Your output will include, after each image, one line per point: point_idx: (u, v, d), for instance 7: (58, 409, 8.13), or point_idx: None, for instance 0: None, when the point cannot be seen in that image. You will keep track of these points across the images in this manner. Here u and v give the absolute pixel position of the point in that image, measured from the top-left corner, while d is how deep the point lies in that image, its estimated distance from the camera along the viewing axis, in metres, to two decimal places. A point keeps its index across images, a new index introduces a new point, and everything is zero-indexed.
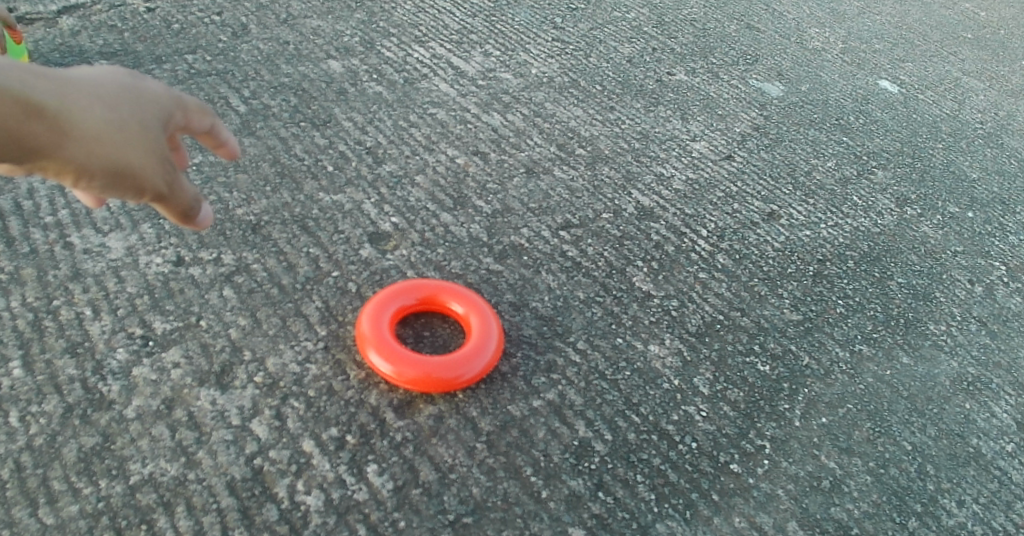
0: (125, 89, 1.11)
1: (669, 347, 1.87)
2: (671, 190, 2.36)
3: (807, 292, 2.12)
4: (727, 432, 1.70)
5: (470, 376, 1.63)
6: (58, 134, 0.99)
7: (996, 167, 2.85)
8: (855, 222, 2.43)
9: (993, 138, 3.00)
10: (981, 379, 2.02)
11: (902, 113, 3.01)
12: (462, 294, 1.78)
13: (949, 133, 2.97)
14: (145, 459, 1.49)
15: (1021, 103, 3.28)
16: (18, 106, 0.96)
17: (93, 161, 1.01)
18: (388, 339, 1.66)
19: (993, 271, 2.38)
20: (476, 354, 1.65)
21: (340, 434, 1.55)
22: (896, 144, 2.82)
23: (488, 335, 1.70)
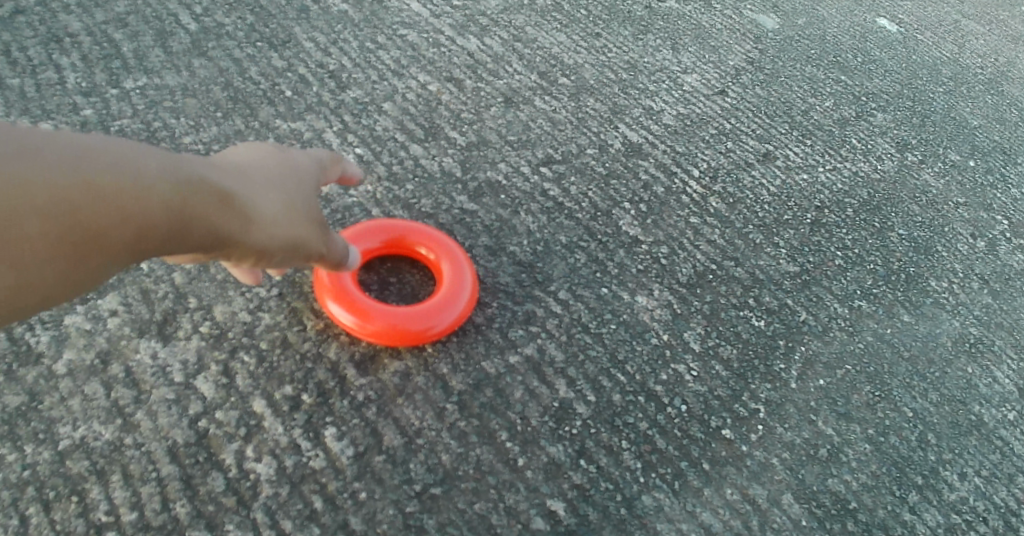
0: (279, 168, 1.17)
1: (658, 299, 1.72)
2: (660, 125, 2.16)
3: (805, 242, 1.97)
4: (719, 394, 1.57)
5: (441, 329, 1.48)
6: (247, 223, 1.03)
7: (997, 115, 2.68)
8: (854, 166, 2.26)
9: (994, 85, 2.83)
10: (983, 340, 1.91)
11: (902, 53, 2.83)
12: (433, 237, 1.61)
13: (950, 77, 2.79)
14: (77, 421, 1.33)
15: (1021, 49, 3.10)
16: (216, 199, 0.98)
17: (269, 243, 1.08)
18: (348, 287, 1.49)
19: (996, 226, 2.24)
20: (448, 304, 1.49)
21: (294, 393, 1.40)
22: (896, 86, 2.63)
23: (461, 283, 1.53)
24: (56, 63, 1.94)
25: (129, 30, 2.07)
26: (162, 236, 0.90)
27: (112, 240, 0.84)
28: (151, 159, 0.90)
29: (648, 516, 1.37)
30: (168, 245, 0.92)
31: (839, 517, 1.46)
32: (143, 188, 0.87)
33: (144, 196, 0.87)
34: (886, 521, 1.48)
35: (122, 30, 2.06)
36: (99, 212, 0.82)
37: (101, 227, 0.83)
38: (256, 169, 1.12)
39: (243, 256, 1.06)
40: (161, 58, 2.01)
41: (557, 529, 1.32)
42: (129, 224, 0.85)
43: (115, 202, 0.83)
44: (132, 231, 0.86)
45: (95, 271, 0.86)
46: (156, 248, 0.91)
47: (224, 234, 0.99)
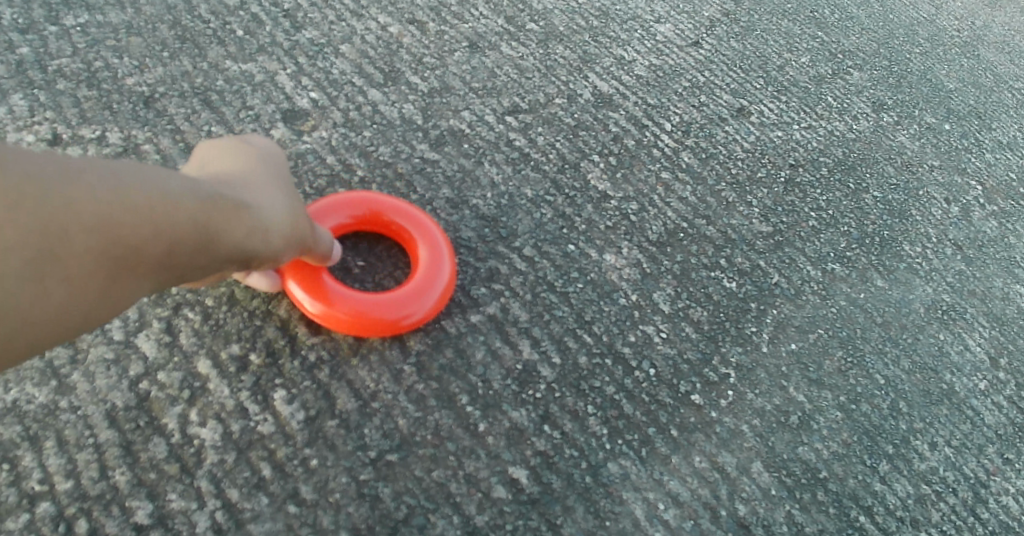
0: (276, 170, 1.21)
1: (627, 258, 1.65)
2: (632, 76, 2.07)
3: (779, 202, 1.91)
4: (689, 357, 1.52)
5: (414, 319, 1.36)
6: (263, 234, 1.07)
7: (973, 79, 2.64)
8: (829, 125, 2.20)
9: (970, 49, 2.78)
10: (955, 308, 1.88)
11: (879, 11, 2.75)
12: (413, 214, 1.47)
13: (927, 38, 2.74)
14: (7, 383, 1.24)
15: (997, 13, 3.04)
16: (235, 209, 1.03)
17: (279, 249, 1.12)
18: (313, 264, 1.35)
19: (970, 191, 2.21)
20: (424, 291, 1.37)
21: (242, 353, 1.32)
22: (873, 45, 2.57)
23: (439, 270, 1.41)
24: None
25: None
26: (188, 254, 0.94)
27: (143, 258, 0.88)
28: (170, 178, 0.94)
29: (614, 484, 1.33)
30: (196, 262, 0.96)
31: (809, 486, 1.43)
32: (173, 205, 0.92)
33: (175, 215, 0.91)
34: (856, 491, 1.46)
35: None
36: (136, 227, 0.87)
37: (133, 247, 0.87)
38: (262, 175, 1.16)
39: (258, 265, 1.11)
40: None
41: (519, 498, 1.28)
42: (161, 240, 0.90)
43: (145, 220, 0.87)
44: (164, 246, 0.90)
45: (130, 293, 0.90)
46: (184, 265, 0.95)
47: (244, 246, 1.03)
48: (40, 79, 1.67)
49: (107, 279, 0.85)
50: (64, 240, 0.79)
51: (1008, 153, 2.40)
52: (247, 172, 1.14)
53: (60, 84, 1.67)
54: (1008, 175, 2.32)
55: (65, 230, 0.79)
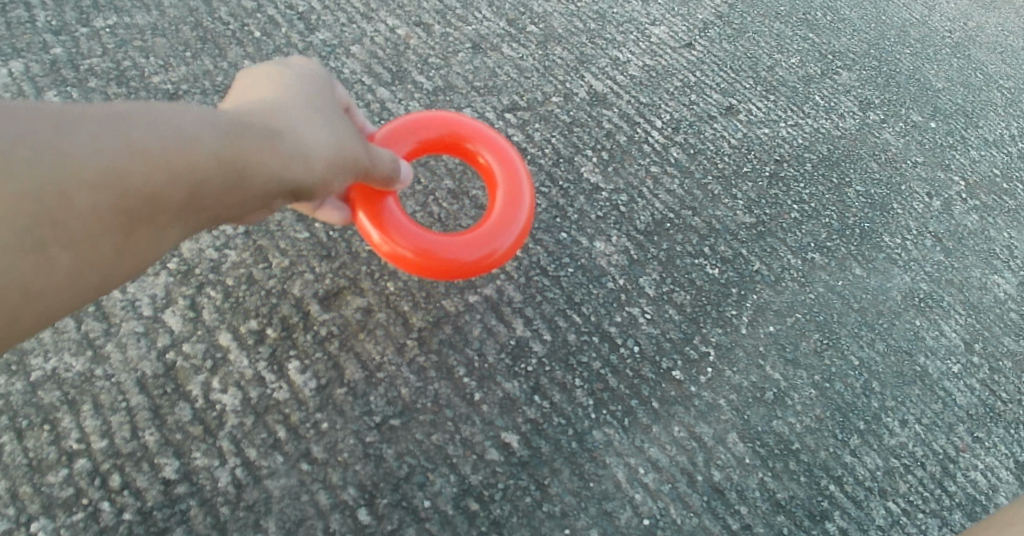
0: (308, 97, 1.23)
1: (616, 245, 1.76)
2: (626, 75, 2.18)
3: (762, 195, 2.02)
4: (671, 336, 1.64)
5: (492, 258, 1.48)
6: (297, 161, 1.09)
7: (963, 78, 2.73)
8: (815, 123, 2.31)
9: (961, 48, 2.88)
10: (932, 296, 1.99)
11: (872, 13, 2.85)
12: (492, 144, 1.56)
13: (918, 39, 2.83)
14: (48, 353, 1.38)
15: (991, 13, 3.14)
16: (263, 141, 1.05)
17: (322, 175, 1.15)
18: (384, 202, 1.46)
19: (953, 186, 2.31)
20: (503, 224, 1.49)
21: (259, 327, 1.46)
22: (864, 45, 2.66)
23: (519, 206, 1.51)
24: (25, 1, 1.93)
25: None
26: (214, 191, 0.97)
27: (162, 202, 0.90)
28: (188, 112, 0.96)
29: (598, 450, 1.45)
30: (227, 197, 0.99)
31: (781, 457, 1.54)
32: (192, 146, 0.93)
33: (194, 157, 0.93)
34: (827, 462, 1.57)
35: None
36: (148, 176, 0.88)
37: (146, 194, 0.88)
38: (293, 106, 1.18)
39: (302, 195, 1.14)
40: None
41: (510, 460, 1.40)
42: (181, 184, 0.92)
43: (156, 162, 0.89)
44: (185, 189, 0.92)
45: (158, 238, 0.93)
46: (213, 202, 0.97)
47: (277, 175, 1.06)
48: (73, 77, 1.80)
49: (125, 229, 0.88)
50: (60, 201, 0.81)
51: (993, 150, 2.49)
52: (276, 104, 1.16)
53: (92, 82, 1.81)
54: (992, 171, 2.41)
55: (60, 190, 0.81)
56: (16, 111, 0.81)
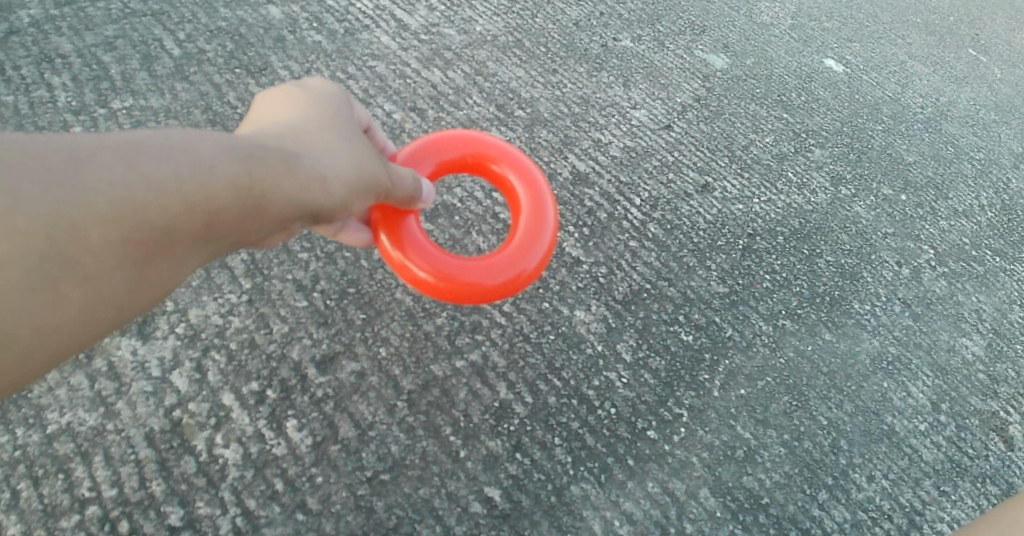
0: (329, 117, 1.33)
1: (595, 313, 1.87)
2: (607, 156, 2.34)
3: (735, 266, 2.14)
4: (646, 399, 1.74)
5: (519, 279, 1.61)
6: (316, 186, 1.20)
7: (933, 152, 2.90)
8: (788, 198, 2.44)
9: (933, 123, 3.06)
10: (900, 359, 2.08)
11: (845, 93, 3.02)
12: (517, 167, 1.67)
13: (891, 115, 3.01)
14: (63, 408, 1.49)
15: (964, 89, 3.34)
16: (281, 167, 1.15)
17: (343, 196, 1.25)
18: (411, 226, 1.58)
19: (921, 255, 2.43)
20: (533, 241, 1.62)
21: (260, 388, 1.57)
22: (837, 123, 2.83)
23: (543, 230, 1.64)
24: (48, 83, 2.11)
25: (117, 54, 2.23)
26: (231, 217, 1.08)
27: (175, 232, 1.01)
28: (205, 145, 1.06)
29: (575, 503, 1.56)
30: (246, 221, 1.11)
31: (751, 509, 1.66)
32: (207, 179, 1.04)
33: (207, 188, 1.04)
34: (795, 514, 1.68)
35: (110, 54, 2.22)
36: (161, 210, 0.99)
37: (161, 226, 0.99)
38: (314, 129, 1.28)
39: (320, 216, 1.25)
40: (146, 80, 2.17)
41: (492, 513, 1.52)
42: (196, 214, 1.03)
43: (168, 195, 1.00)
44: (200, 220, 1.03)
45: (174, 264, 1.05)
46: (228, 227, 1.09)
47: (293, 199, 1.17)
48: None
49: (140, 258, 0.99)
50: (76, 237, 0.92)
51: (961, 219, 2.63)
52: (297, 126, 1.26)
53: None
54: (960, 240, 2.54)
55: (75, 226, 0.92)
56: (38, 151, 0.92)
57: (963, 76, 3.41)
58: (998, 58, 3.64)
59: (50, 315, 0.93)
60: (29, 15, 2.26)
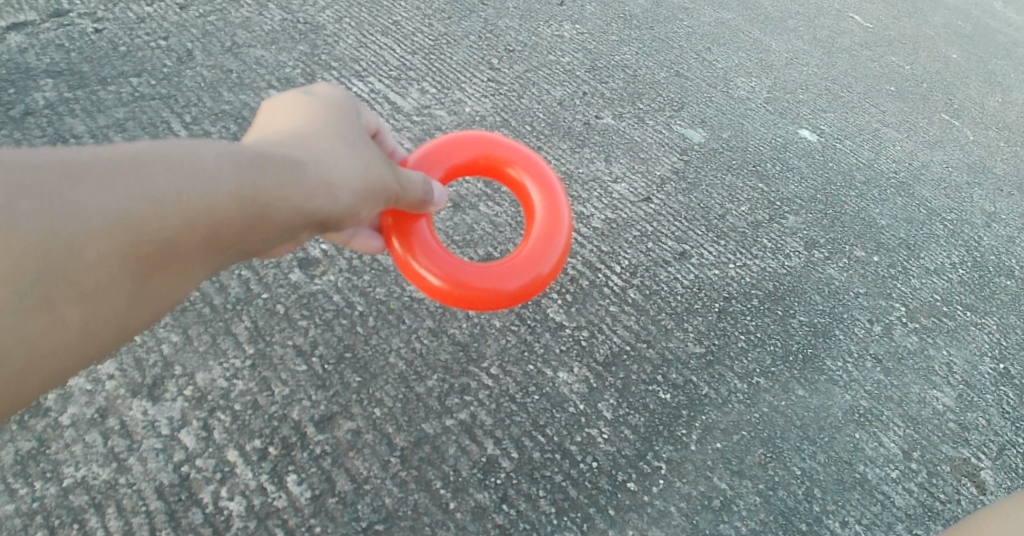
0: (332, 129, 1.45)
1: (577, 375, 1.98)
2: (590, 228, 2.48)
3: (711, 327, 2.24)
4: (626, 453, 1.84)
5: (539, 277, 1.83)
6: (322, 194, 1.32)
7: (906, 215, 3.05)
8: (762, 263, 2.55)
9: (905, 187, 3.24)
10: (872, 411, 2.18)
11: (819, 161, 3.21)
12: (531, 168, 1.87)
13: (864, 181, 3.18)
14: (79, 463, 1.60)
15: (935, 154, 3.58)
16: (284, 178, 1.26)
17: (348, 202, 1.37)
18: (428, 237, 1.77)
19: (893, 312, 2.54)
20: (550, 240, 1.83)
21: (263, 445, 1.67)
22: (811, 191, 2.99)
23: (560, 230, 1.85)
24: None
25: (127, 134, 2.50)
26: (238, 226, 1.18)
27: (179, 242, 1.10)
28: (209, 159, 1.15)
29: None
30: (253, 228, 1.21)
31: None
32: (210, 191, 1.13)
33: (211, 201, 1.13)
34: None
35: (121, 134, 2.49)
36: (164, 222, 1.08)
37: (165, 237, 1.08)
38: (318, 140, 1.40)
39: (327, 221, 1.36)
40: None
41: None
42: (200, 225, 1.12)
43: (171, 209, 1.08)
44: (204, 230, 1.13)
45: (180, 273, 1.14)
46: (233, 236, 1.18)
47: (298, 205, 1.28)
48: None
49: (143, 270, 1.07)
50: (75, 253, 1.00)
51: (933, 277, 2.76)
52: (301, 138, 1.38)
53: None
54: (931, 297, 2.66)
55: (76, 243, 1.00)
56: (44, 171, 1.00)
57: (932, 144, 3.64)
58: (962, 124, 3.98)
59: (53, 332, 1.01)
60: (44, 97, 2.52)
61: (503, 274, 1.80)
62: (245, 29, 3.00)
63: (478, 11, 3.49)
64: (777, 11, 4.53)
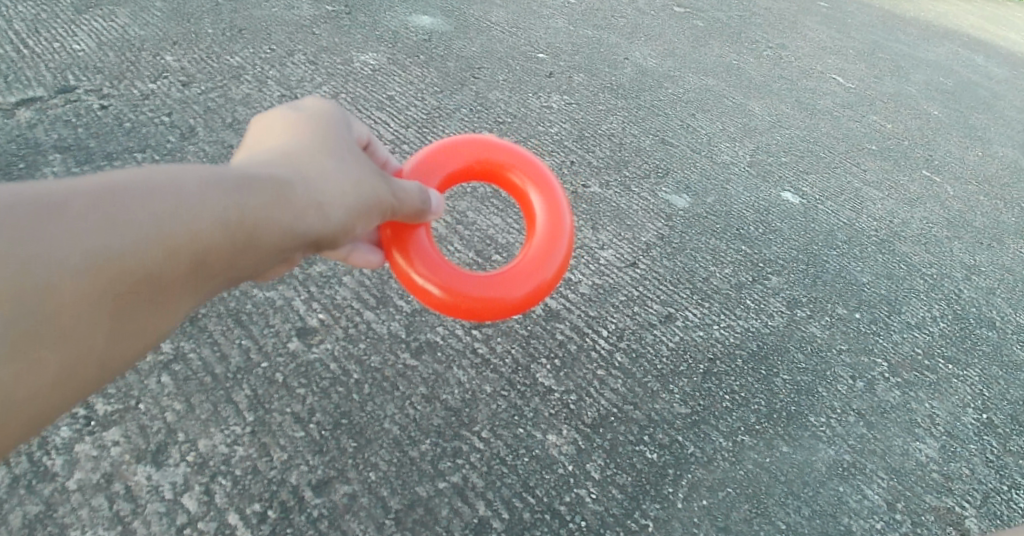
0: (320, 144, 1.52)
1: (566, 436, 2.05)
2: (578, 293, 2.57)
3: (696, 388, 2.32)
4: (614, 512, 1.90)
5: (545, 283, 1.96)
6: (314, 212, 1.40)
7: (887, 271, 3.16)
8: (746, 323, 2.64)
9: (886, 244, 3.35)
10: (856, 464, 2.24)
11: (801, 223, 3.33)
12: (525, 173, 2.00)
13: (845, 240, 3.30)
14: (84, 527, 1.65)
15: (915, 211, 3.71)
16: (271, 202, 1.33)
17: (340, 219, 1.46)
18: (428, 247, 1.90)
19: (875, 367, 2.61)
20: (553, 246, 1.97)
21: (262, 509, 1.73)
22: (793, 252, 3.10)
23: (559, 231, 1.98)
24: None
25: None
26: (226, 251, 1.25)
27: (163, 273, 1.17)
28: (190, 190, 1.22)
29: None
30: (243, 251, 1.28)
31: None
32: (193, 221, 1.20)
33: (194, 230, 1.20)
34: None
35: None
36: (147, 255, 1.14)
37: (149, 268, 1.15)
38: (303, 158, 1.47)
39: (321, 239, 1.44)
40: None
41: None
42: (185, 255, 1.19)
43: (154, 242, 1.15)
44: (189, 258, 1.20)
45: (164, 304, 1.19)
46: (216, 262, 1.25)
47: (285, 226, 1.35)
48: None
49: (125, 303, 1.13)
50: (52, 294, 1.04)
51: (914, 331, 2.84)
52: (288, 157, 1.45)
53: None
54: (913, 351, 2.73)
55: (53, 284, 1.04)
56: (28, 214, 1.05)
57: (912, 201, 3.77)
58: (942, 180, 4.13)
59: (36, 375, 1.05)
60: (53, 172, 2.65)
61: (509, 281, 1.94)
62: (246, 106, 3.17)
63: (470, 85, 3.68)
64: (759, 77, 4.75)
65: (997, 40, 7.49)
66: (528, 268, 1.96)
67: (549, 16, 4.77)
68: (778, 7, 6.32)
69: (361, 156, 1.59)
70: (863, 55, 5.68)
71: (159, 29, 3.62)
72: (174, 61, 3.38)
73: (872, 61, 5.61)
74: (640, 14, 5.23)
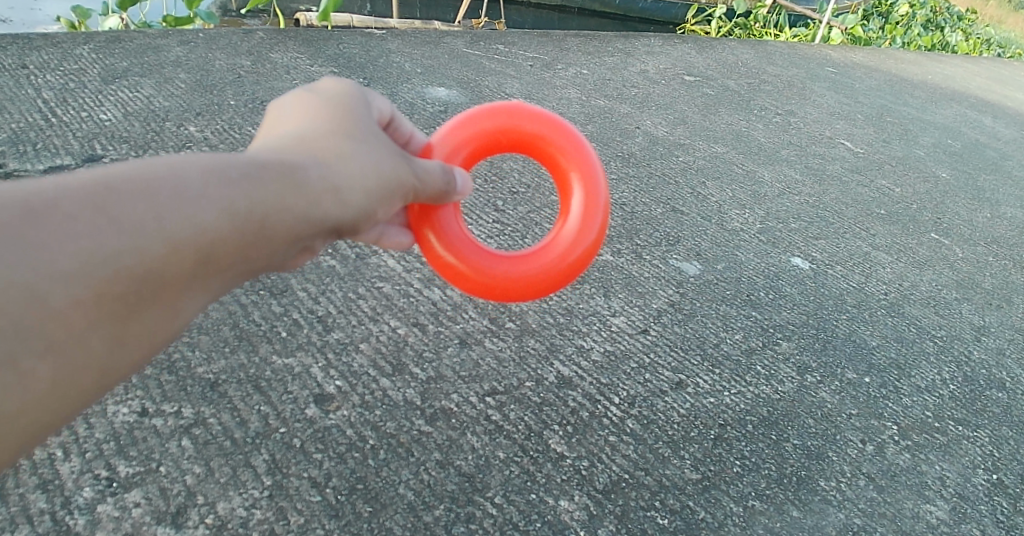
0: (334, 132, 1.57)
1: (578, 502, 2.08)
2: (589, 360, 2.63)
3: (707, 454, 2.34)
4: None
5: (579, 260, 2.07)
6: (328, 199, 1.47)
7: (897, 334, 3.19)
8: (756, 388, 2.67)
9: (896, 307, 3.40)
10: (866, 528, 2.24)
11: (810, 288, 3.38)
12: (557, 146, 2.07)
13: (855, 304, 3.35)
14: None
15: (925, 273, 3.76)
16: (282, 193, 1.39)
17: (359, 205, 1.53)
18: (458, 226, 2.01)
19: (885, 431, 2.62)
20: (587, 222, 2.07)
21: None
22: (802, 316, 3.15)
23: (592, 206, 2.07)
24: None
25: None
26: (235, 243, 1.31)
27: (170, 268, 1.22)
28: (195, 186, 1.27)
29: None
30: (254, 241, 1.34)
31: None
32: (198, 217, 1.25)
33: (199, 225, 1.25)
34: None
35: None
36: (150, 252, 1.19)
37: (155, 264, 1.19)
38: (316, 145, 1.53)
39: (338, 224, 1.51)
40: None
41: None
42: (190, 249, 1.24)
43: (159, 240, 1.20)
44: (195, 252, 1.25)
45: (171, 298, 1.24)
46: (225, 254, 1.30)
47: (298, 215, 1.41)
48: None
49: (127, 301, 1.17)
50: (50, 300, 1.08)
51: (925, 394, 2.86)
52: (300, 146, 1.50)
53: None
54: (924, 414, 2.75)
55: (50, 289, 1.08)
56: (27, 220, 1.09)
57: (921, 264, 3.83)
58: (951, 242, 4.18)
59: (39, 382, 1.10)
60: None
61: (548, 254, 2.06)
62: None
63: None
64: (768, 144, 4.87)
65: (1003, 101, 7.65)
66: (564, 246, 2.07)
67: (561, 87, 4.95)
68: (785, 74, 6.50)
69: (378, 139, 1.65)
70: (871, 119, 5.82)
71: (184, 100, 3.80)
72: (197, 131, 3.54)
73: (880, 124, 5.74)
74: (649, 83, 5.41)
